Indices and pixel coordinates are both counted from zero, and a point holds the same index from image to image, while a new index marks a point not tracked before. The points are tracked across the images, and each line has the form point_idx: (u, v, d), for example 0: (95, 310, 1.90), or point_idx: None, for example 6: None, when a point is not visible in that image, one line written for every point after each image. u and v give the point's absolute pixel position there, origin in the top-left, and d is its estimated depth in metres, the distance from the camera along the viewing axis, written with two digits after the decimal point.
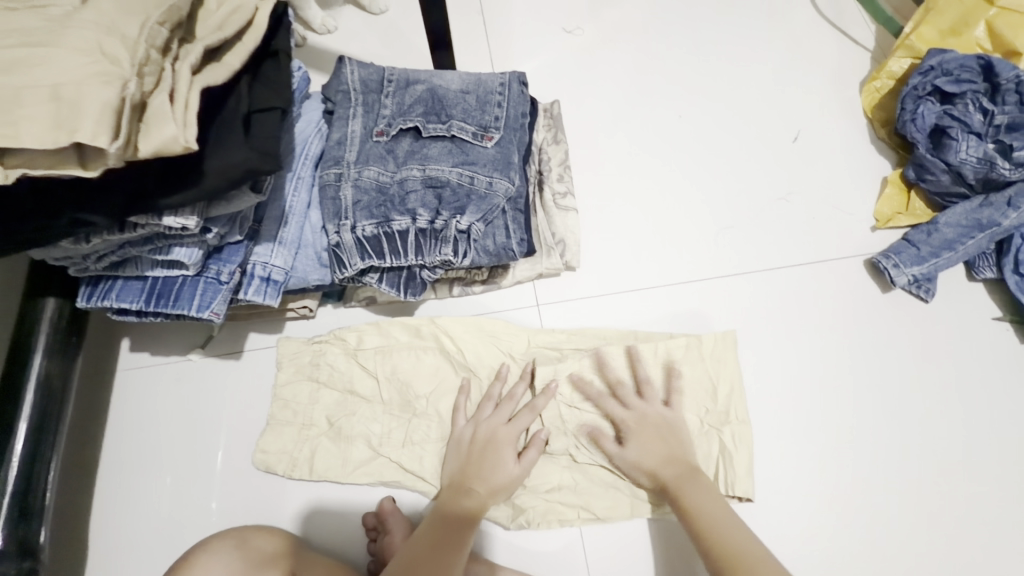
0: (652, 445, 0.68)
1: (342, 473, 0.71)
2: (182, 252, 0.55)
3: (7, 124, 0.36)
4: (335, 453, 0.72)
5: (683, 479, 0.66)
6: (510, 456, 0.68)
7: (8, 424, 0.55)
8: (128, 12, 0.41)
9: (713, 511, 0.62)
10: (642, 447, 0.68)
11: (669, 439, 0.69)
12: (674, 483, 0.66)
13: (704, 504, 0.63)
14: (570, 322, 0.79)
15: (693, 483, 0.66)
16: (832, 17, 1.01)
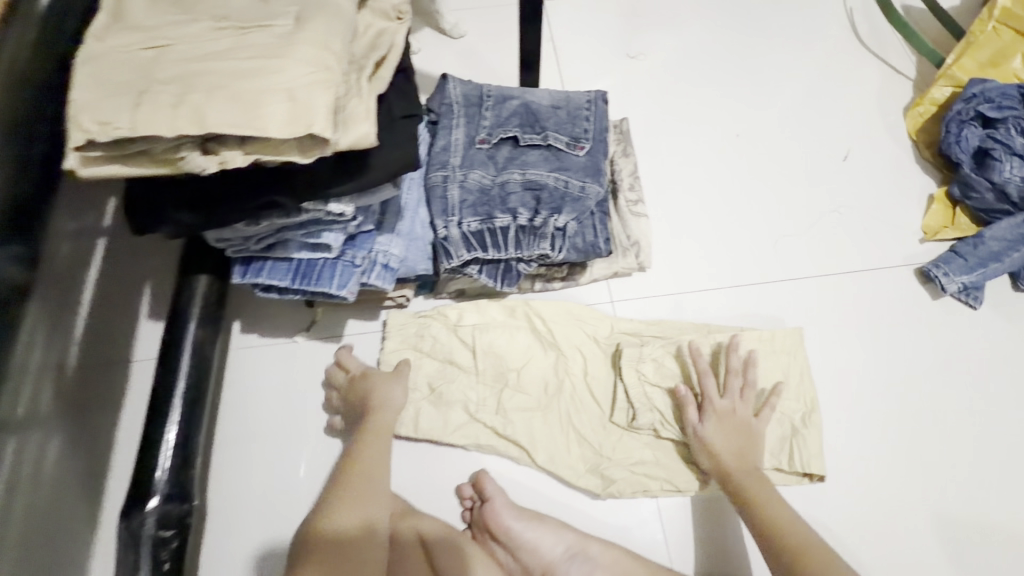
0: (728, 438, 0.72)
1: (442, 433, 0.78)
2: (330, 236, 0.63)
3: (254, 117, 0.44)
4: (436, 416, 0.78)
5: (745, 475, 0.70)
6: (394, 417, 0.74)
7: (171, 380, 0.64)
8: (333, 33, 0.49)
9: (772, 501, 0.68)
10: (719, 439, 0.72)
11: (745, 437, 0.73)
12: (741, 477, 0.70)
13: (766, 494, 0.68)
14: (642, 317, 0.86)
15: (761, 480, 0.70)
16: (876, 48, 1.10)
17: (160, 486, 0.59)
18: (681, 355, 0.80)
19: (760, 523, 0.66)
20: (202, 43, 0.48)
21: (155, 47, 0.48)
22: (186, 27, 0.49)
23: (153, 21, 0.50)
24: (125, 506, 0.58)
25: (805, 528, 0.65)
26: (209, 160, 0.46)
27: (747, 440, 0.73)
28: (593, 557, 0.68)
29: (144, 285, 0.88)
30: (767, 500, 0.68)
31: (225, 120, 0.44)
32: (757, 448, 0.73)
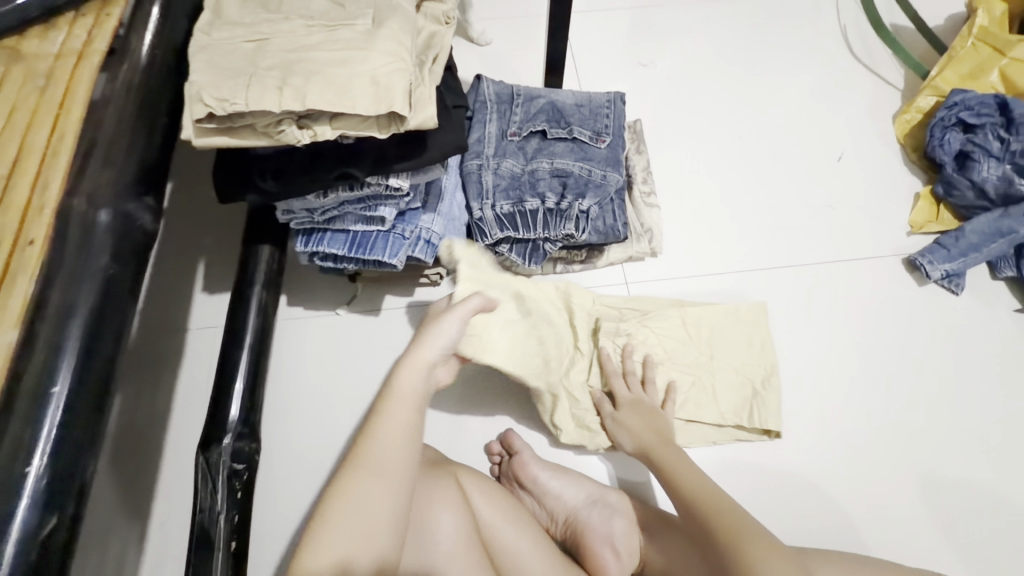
0: (640, 418, 0.79)
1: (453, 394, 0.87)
2: (385, 210, 0.71)
3: (345, 97, 0.53)
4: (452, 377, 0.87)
5: (659, 446, 0.74)
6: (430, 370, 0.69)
7: (241, 335, 0.71)
8: (405, 32, 0.59)
9: (681, 464, 0.71)
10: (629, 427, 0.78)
11: (654, 416, 0.79)
12: (656, 449, 0.74)
13: (675, 458, 0.72)
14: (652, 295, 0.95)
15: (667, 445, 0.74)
16: (867, 61, 1.20)
17: (232, 426, 0.66)
18: (655, 327, 0.87)
19: (668, 484, 0.69)
20: (297, 37, 0.58)
21: (255, 40, 0.58)
22: (281, 24, 0.59)
23: (248, 18, 0.59)
24: (202, 441, 0.65)
25: (709, 483, 0.68)
26: (304, 133, 0.54)
27: (657, 421, 0.78)
28: (612, 504, 0.75)
29: (198, 259, 0.96)
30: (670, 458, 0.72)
31: (321, 99, 0.52)
32: (667, 428, 0.78)
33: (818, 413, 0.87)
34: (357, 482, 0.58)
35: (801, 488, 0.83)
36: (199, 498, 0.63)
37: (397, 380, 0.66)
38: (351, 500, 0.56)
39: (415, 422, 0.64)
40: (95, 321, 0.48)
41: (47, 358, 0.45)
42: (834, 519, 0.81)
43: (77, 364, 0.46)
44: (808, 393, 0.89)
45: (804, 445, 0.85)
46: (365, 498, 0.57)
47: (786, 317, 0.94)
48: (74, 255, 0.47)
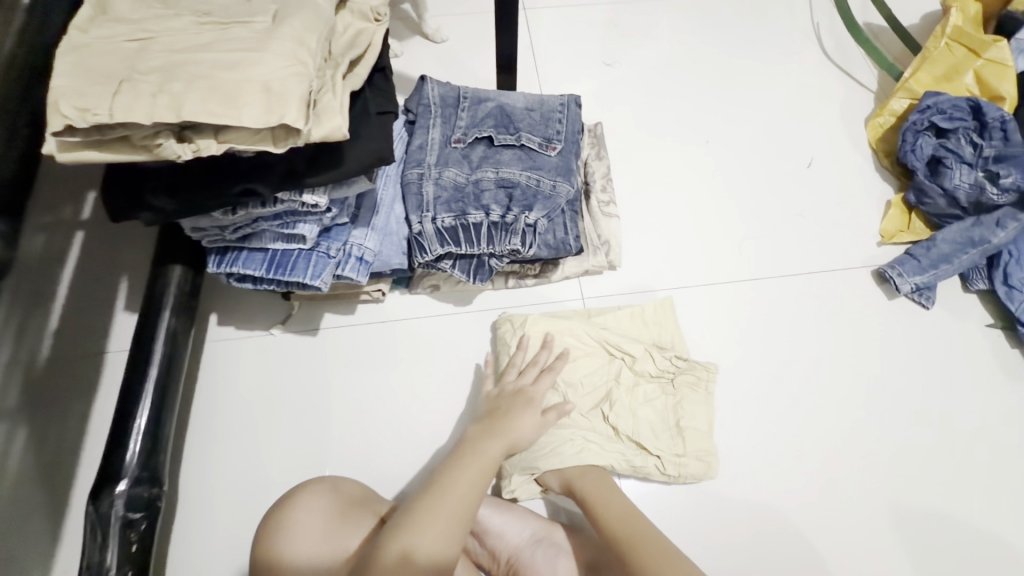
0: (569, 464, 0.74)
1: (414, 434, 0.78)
2: (304, 227, 0.65)
3: (231, 107, 0.46)
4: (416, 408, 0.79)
5: (586, 480, 0.73)
6: (535, 410, 0.73)
7: (144, 366, 0.65)
8: (311, 30, 0.52)
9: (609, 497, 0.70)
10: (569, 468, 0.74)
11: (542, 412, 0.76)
12: (580, 482, 0.73)
13: (599, 493, 0.71)
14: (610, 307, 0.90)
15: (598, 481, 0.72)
16: (839, 61, 1.15)
17: (129, 469, 0.60)
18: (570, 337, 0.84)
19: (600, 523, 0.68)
20: (185, 37, 0.50)
21: (138, 40, 0.49)
22: (167, 21, 0.51)
23: (138, 14, 0.52)
24: (92, 488, 0.59)
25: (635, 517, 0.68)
26: (184, 148, 0.48)
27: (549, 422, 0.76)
28: (559, 543, 0.71)
29: (121, 276, 0.89)
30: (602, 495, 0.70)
31: (201, 108, 0.45)
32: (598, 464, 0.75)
33: (781, 438, 0.83)
34: (442, 489, 0.62)
35: (761, 517, 0.79)
36: (87, 553, 0.57)
37: (510, 424, 0.70)
38: (444, 502, 0.60)
39: (491, 459, 0.66)
40: None
41: None
42: (795, 549, 0.77)
43: None
44: (771, 415, 0.84)
45: (764, 470, 0.81)
46: (471, 484, 0.63)
47: (750, 334, 0.89)
48: None
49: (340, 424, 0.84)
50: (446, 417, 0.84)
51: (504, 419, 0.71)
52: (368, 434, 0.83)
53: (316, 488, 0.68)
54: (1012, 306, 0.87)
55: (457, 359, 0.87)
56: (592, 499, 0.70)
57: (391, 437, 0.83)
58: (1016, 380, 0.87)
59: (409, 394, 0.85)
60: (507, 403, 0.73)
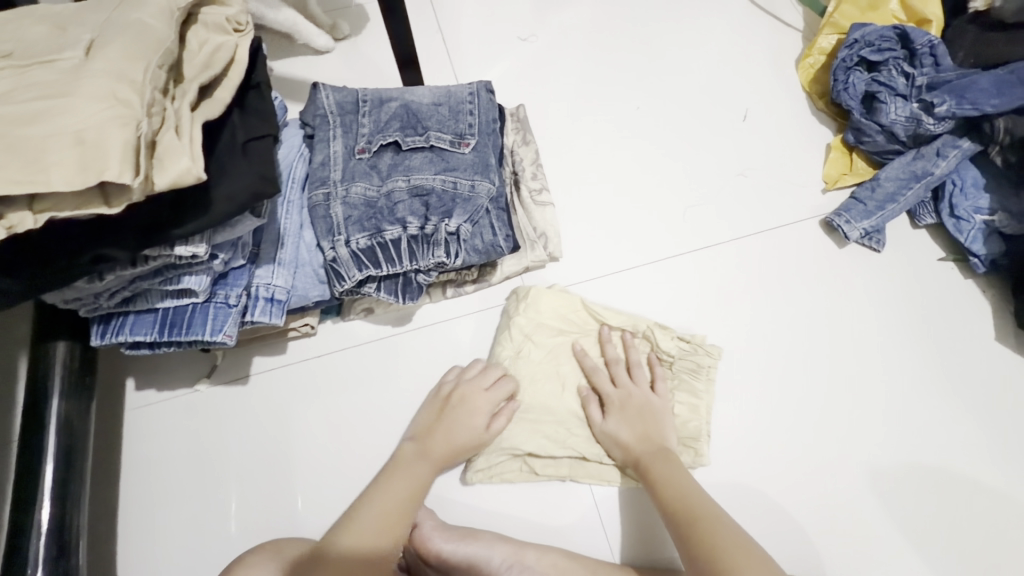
0: (630, 425, 0.75)
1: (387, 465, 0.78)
2: (192, 280, 0.57)
3: (37, 171, 0.39)
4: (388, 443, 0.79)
5: (655, 456, 0.72)
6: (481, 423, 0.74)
7: (37, 465, 0.57)
8: (134, 59, 0.44)
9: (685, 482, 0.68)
10: (622, 428, 0.75)
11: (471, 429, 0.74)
12: (651, 461, 0.71)
13: (677, 476, 0.69)
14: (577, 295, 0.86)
15: (673, 466, 0.70)
16: (764, 4, 1.09)
17: None
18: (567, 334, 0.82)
19: (664, 497, 0.68)
20: None
21: None
22: None
23: None
24: None
25: (702, 498, 0.67)
26: None
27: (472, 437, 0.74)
28: (531, 566, 0.66)
29: (20, 351, 0.79)
30: (669, 477, 0.69)
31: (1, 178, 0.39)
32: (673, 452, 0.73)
33: (747, 411, 0.80)
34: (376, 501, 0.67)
35: (742, 497, 0.77)
36: None
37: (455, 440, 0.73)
38: (378, 512, 0.67)
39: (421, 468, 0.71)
40: None
41: None
42: (774, 523, 0.76)
43: None
44: (734, 390, 0.81)
45: (734, 448, 0.79)
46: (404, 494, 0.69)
47: (705, 307, 0.85)
48: None
49: (288, 476, 0.78)
50: None
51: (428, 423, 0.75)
52: (321, 481, 0.77)
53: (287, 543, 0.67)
54: (962, 238, 0.85)
55: (403, 383, 0.82)
56: (657, 478, 0.69)
57: (348, 478, 0.78)
58: (973, 312, 0.85)
59: (359, 429, 0.80)
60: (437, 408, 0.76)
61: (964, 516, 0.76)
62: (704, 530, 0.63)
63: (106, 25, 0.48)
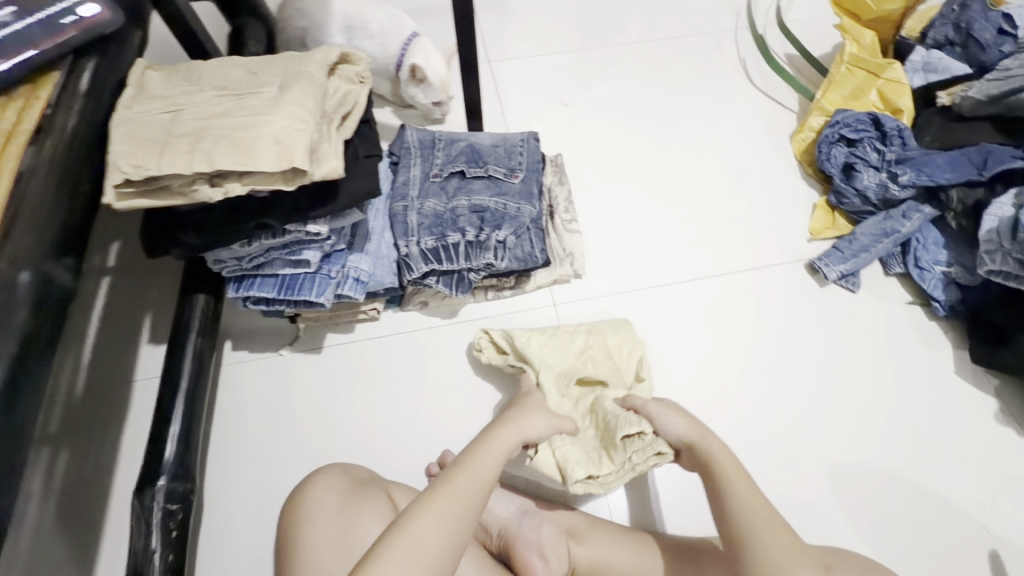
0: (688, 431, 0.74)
1: (426, 429, 0.94)
2: (309, 253, 0.77)
3: (250, 157, 0.59)
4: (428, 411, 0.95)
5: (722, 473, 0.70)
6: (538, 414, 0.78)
7: (177, 379, 0.75)
8: (309, 95, 0.66)
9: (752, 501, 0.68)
10: (662, 418, 0.76)
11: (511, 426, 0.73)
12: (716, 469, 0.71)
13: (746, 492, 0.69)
14: (594, 306, 1.03)
15: (740, 476, 0.70)
16: (765, 89, 1.32)
17: (167, 464, 0.70)
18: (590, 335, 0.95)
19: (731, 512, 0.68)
20: (208, 106, 0.64)
21: (172, 111, 0.65)
22: (194, 96, 0.66)
23: (170, 93, 0.68)
24: (137, 485, 0.68)
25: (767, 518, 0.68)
26: (215, 191, 0.61)
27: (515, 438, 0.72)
28: (541, 513, 0.80)
29: (145, 314, 0.99)
30: (736, 496, 0.68)
31: (228, 159, 0.59)
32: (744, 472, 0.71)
33: (735, 417, 0.94)
34: (440, 504, 0.60)
35: None
36: (134, 539, 0.65)
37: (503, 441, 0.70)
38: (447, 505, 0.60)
39: (495, 472, 0.67)
40: (42, 383, 0.54)
41: None
42: None
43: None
44: (724, 397, 0.95)
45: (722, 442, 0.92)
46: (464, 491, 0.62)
47: (701, 327, 1.02)
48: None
49: (344, 431, 0.93)
50: (440, 416, 0.94)
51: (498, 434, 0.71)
52: (371, 438, 0.93)
53: (331, 470, 0.76)
54: (925, 285, 1.00)
55: (445, 365, 0.98)
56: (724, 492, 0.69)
57: (392, 438, 0.93)
58: (934, 349, 0.99)
59: (408, 398, 0.96)
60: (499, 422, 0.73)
61: (920, 521, 0.87)
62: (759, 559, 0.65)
63: (286, 73, 0.71)
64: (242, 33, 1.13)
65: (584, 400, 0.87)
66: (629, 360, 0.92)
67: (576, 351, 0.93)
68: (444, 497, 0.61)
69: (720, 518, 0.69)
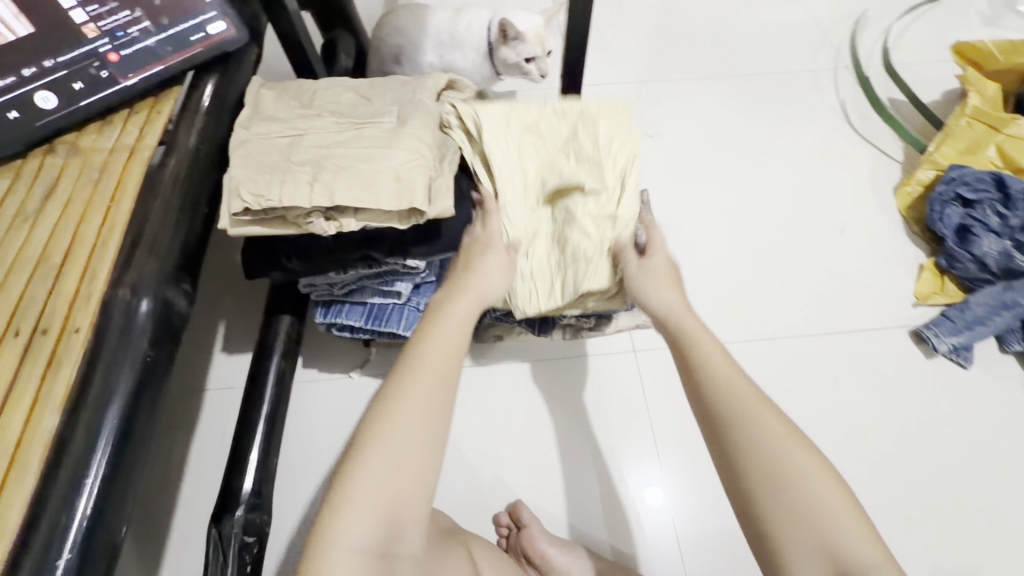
0: (657, 289, 0.66)
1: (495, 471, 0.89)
2: (401, 285, 0.75)
3: (371, 194, 0.57)
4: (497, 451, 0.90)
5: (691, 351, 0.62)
6: (492, 270, 0.65)
7: (257, 402, 0.74)
8: (428, 129, 0.64)
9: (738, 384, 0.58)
10: (649, 289, 0.67)
11: (454, 338, 0.60)
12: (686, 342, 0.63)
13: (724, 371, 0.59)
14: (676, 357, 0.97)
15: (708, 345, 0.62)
16: (866, 135, 1.25)
17: (244, 489, 0.68)
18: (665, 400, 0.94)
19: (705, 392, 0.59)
20: (327, 133, 0.63)
21: (290, 136, 0.63)
22: (313, 122, 0.64)
23: (286, 115, 0.66)
24: (215, 512, 0.66)
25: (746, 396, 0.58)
26: (330, 224, 0.59)
27: (446, 344, 0.59)
28: None
29: (220, 320, 0.99)
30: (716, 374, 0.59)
31: (348, 195, 0.57)
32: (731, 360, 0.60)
33: None
34: (389, 430, 0.53)
35: None
36: (210, 571, 0.63)
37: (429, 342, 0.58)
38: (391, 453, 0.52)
39: (452, 363, 0.58)
40: (154, 414, 0.52)
41: (84, 450, 0.45)
42: None
43: (111, 450, 0.46)
44: None
45: None
46: (406, 421, 0.54)
47: (793, 390, 0.95)
48: (115, 342, 0.48)
49: None
50: (508, 459, 0.90)
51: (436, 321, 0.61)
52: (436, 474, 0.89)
53: None
54: None
55: (517, 406, 0.93)
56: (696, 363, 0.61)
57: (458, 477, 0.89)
58: None
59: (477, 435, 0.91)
60: (453, 290, 0.64)
61: None
62: (766, 449, 0.55)
63: (403, 100, 0.68)
64: (335, 45, 1.13)
65: (559, 212, 0.71)
66: (625, 206, 0.69)
67: (557, 111, 0.72)
68: (399, 420, 0.54)
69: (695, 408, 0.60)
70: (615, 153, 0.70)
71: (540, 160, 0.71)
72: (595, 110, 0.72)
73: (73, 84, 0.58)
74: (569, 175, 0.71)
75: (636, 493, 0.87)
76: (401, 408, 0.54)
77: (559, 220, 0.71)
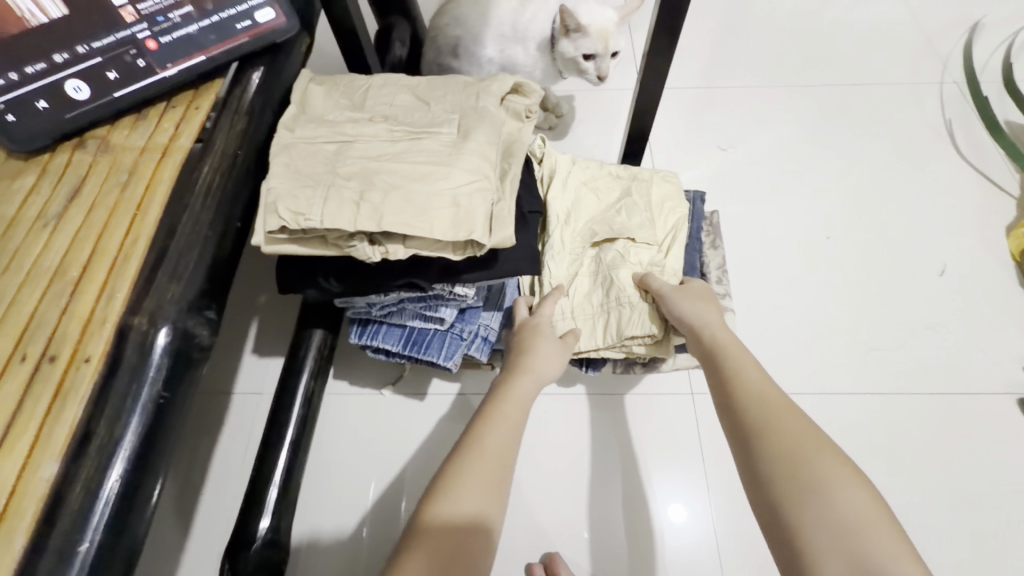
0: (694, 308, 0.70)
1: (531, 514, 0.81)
2: (446, 310, 0.67)
3: (424, 220, 0.50)
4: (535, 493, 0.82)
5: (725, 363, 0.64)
6: (555, 343, 0.71)
7: (281, 426, 0.68)
8: (491, 144, 0.56)
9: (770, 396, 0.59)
10: (684, 304, 0.69)
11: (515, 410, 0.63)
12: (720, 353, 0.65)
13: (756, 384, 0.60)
14: None
15: (746, 360, 0.64)
16: (975, 164, 1.09)
17: (261, 526, 0.63)
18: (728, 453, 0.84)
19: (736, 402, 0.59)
20: (377, 142, 0.55)
21: (337, 142, 0.56)
22: (364, 128, 0.57)
23: (336, 117, 0.59)
24: (231, 545, 0.61)
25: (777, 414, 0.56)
26: (374, 250, 0.51)
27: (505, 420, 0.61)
28: None
29: (251, 319, 0.94)
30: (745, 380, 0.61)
31: (399, 220, 0.49)
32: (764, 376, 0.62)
33: None
34: (460, 483, 0.54)
35: None
36: None
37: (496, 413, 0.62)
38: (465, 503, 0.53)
39: (512, 435, 0.61)
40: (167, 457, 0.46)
41: (83, 503, 0.39)
42: None
43: (113, 507, 0.40)
44: None
45: None
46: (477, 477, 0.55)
47: (876, 454, 0.83)
48: (127, 379, 0.43)
49: None
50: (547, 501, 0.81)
51: (504, 399, 0.64)
52: None
53: None
54: None
55: (557, 442, 0.85)
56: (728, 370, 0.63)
57: None
58: None
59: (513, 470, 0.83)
60: (514, 371, 0.67)
61: None
62: (792, 456, 0.52)
63: (464, 107, 0.60)
64: (390, 32, 1.05)
65: (605, 255, 0.78)
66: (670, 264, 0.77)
67: (613, 174, 0.85)
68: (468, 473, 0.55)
69: (725, 413, 0.60)
70: (665, 216, 0.81)
71: (592, 212, 0.80)
72: (647, 177, 0.84)
73: (107, 73, 0.52)
74: (618, 229, 0.78)
75: (661, 505, 0.81)
76: (471, 467, 0.56)
77: (604, 262, 0.77)
